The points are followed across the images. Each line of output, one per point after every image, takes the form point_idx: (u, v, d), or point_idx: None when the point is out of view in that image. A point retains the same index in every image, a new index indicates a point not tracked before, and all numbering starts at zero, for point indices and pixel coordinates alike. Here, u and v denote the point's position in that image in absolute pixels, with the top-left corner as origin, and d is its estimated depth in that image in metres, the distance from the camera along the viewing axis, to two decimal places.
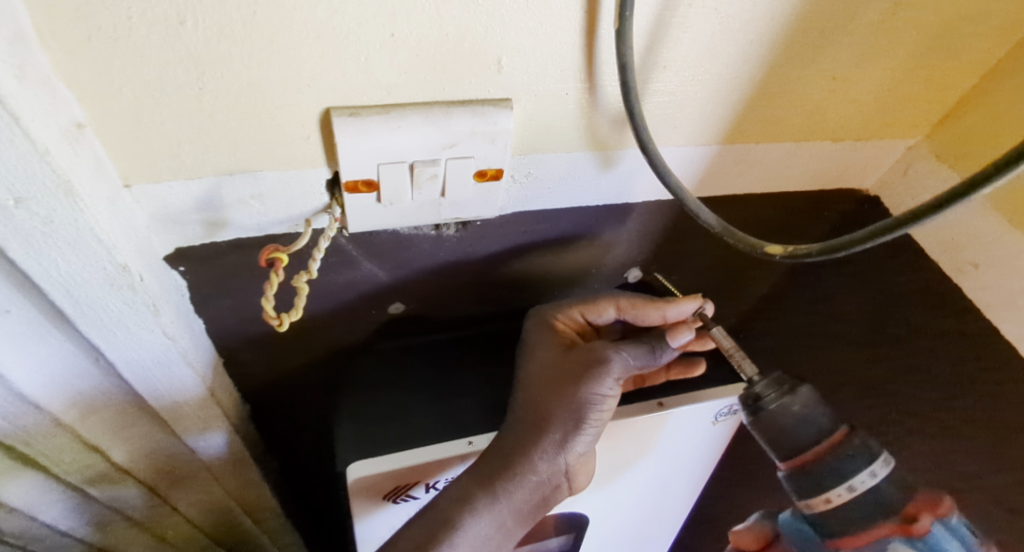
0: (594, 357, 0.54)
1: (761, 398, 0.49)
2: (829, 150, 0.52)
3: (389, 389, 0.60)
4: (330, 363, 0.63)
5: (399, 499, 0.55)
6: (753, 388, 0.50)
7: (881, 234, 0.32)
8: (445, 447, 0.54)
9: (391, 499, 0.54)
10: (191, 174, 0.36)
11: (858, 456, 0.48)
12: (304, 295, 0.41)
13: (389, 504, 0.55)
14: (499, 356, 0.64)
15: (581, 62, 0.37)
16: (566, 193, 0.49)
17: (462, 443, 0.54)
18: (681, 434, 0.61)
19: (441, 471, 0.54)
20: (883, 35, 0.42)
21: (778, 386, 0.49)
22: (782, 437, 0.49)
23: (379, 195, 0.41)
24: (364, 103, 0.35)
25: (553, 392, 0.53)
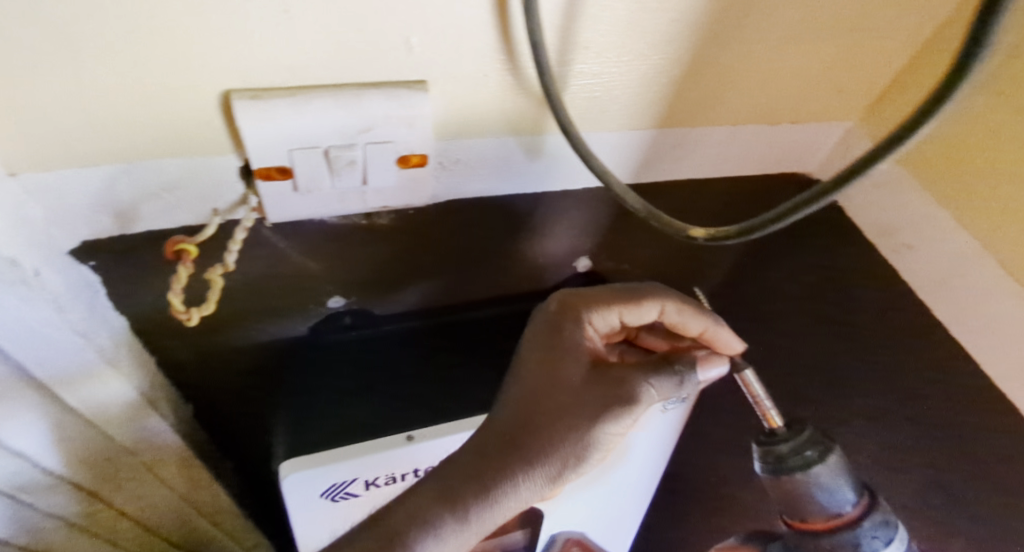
0: (623, 391, 0.48)
1: (783, 460, 0.51)
2: (766, 132, 0.51)
3: None
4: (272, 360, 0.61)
5: (338, 496, 0.53)
6: (776, 447, 0.52)
7: (809, 204, 0.30)
8: (383, 443, 0.52)
9: (330, 497, 0.52)
10: (84, 162, 0.34)
11: (860, 532, 0.51)
12: (218, 287, 0.39)
13: (328, 502, 0.53)
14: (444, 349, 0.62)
15: (497, 43, 0.35)
16: (501, 181, 0.48)
17: (400, 438, 0.52)
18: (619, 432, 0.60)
19: (381, 467, 0.52)
20: (809, 12, 0.41)
21: (814, 444, 0.52)
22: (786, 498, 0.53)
23: (295, 182, 0.39)
24: (266, 85, 0.34)
25: (563, 410, 0.46)
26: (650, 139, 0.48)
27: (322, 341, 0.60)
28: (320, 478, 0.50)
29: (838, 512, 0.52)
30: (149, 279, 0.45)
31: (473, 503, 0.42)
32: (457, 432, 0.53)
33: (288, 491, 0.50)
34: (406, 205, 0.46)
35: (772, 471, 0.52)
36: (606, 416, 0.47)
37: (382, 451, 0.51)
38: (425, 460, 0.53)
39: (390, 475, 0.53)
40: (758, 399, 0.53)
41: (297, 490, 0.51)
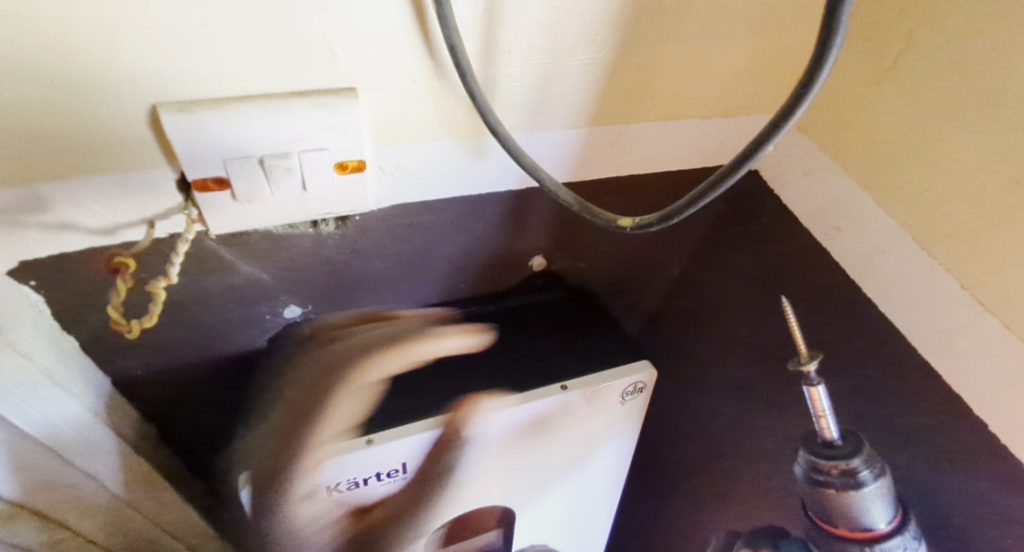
0: None
1: (842, 469, 0.44)
2: (699, 127, 0.53)
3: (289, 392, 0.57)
4: (233, 373, 0.61)
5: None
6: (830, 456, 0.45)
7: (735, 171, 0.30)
8: (344, 447, 0.51)
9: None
10: (15, 182, 0.35)
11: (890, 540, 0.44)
12: (161, 301, 0.40)
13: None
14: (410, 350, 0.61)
15: (419, 50, 0.37)
16: (444, 185, 0.49)
17: (361, 442, 0.52)
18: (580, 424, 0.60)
19: (342, 472, 0.52)
20: (721, 8, 0.43)
21: (871, 463, 0.44)
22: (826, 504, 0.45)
23: (233, 193, 0.40)
24: (193, 98, 0.34)
25: None
26: (586, 137, 0.50)
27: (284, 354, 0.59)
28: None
29: (867, 527, 0.44)
30: (96, 297, 0.46)
31: None
32: (418, 432, 0.53)
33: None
34: (351, 211, 0.47)
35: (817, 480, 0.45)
36: None
37: (342, 455, 0.51)
38: (389, 463, 0.53)
39: (353, 480, 0.53)
40: (821, 413, 0.45)
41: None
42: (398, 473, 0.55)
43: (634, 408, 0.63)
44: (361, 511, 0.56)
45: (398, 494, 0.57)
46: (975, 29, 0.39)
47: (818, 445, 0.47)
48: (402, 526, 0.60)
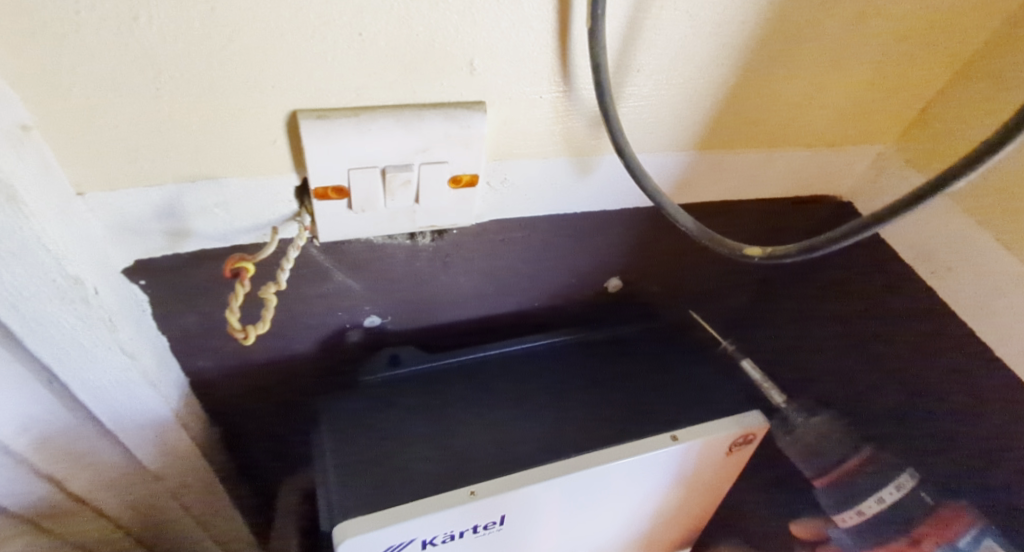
0: None
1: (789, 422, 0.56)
2: (800, 156, 0.52)
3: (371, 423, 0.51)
4: (302, 380, 0.61)
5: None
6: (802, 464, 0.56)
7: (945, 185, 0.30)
8: (444, 500, 0.46)
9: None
10: (149, 181, 0.35)
11: (883, 475, 0.51)
12: (272, 306, 0.39)
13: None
14: (497, 384, 0.55)
15: (555, 67, 0.36)
16: (544, 200, 0.49)
17: (462, 492, 0.46)
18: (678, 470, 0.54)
19: (440, 526, 0.46)
20: (850, 39, 0.43)
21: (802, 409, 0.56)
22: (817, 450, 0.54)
23: (349, 201, 0.40)
24: (331, 106, 0.34)
25: None
26: (689, 160, 0.49)
27: (367, 383, 0.54)
28: (375, 543, 0.45)
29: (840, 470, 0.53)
30: (195, 298, 0.45)
31: None
32: (522, 484, 0.47)
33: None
34: (451, 225, 0.46)
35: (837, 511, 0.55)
36: None
37: (444, 511, 0.45)
38: (488, 515, 0.48)
39: (447, 534, 0.48)
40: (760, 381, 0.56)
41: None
42: (494, 525, 0.50)
43: (740, 454, 0.56)
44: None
45: (483, 541, 0.51)
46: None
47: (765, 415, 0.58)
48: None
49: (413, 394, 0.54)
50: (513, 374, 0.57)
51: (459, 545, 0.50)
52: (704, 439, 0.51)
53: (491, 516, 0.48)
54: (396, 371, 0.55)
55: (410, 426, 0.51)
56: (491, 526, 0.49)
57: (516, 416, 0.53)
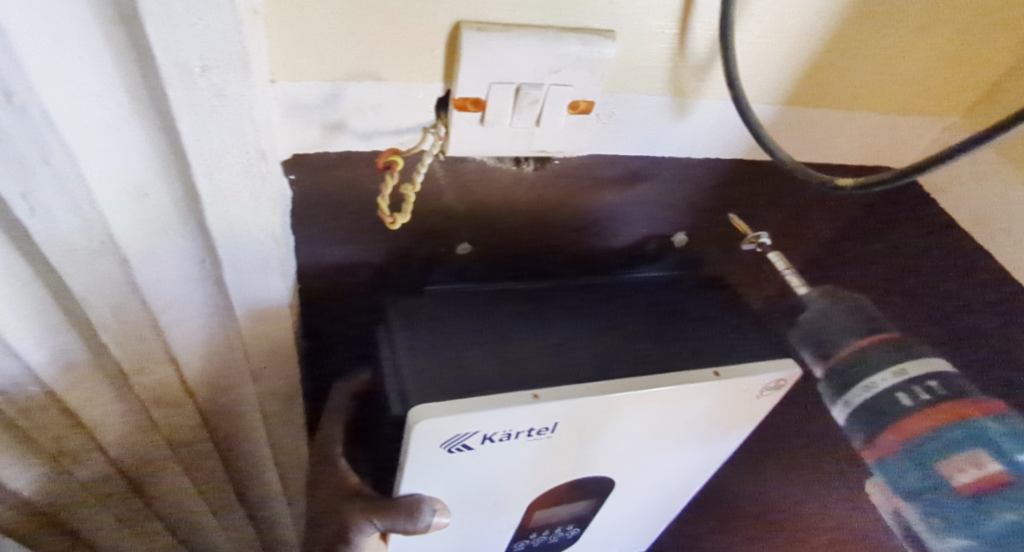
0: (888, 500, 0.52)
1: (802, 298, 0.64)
2: (878, 121, 0.56)
3: (442, 333, 0.55)
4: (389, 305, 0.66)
5: (455, 446, 0.50)
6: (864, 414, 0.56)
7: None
8: (510, 398, 0.48)
9: (448, 447, 0.49)
10: (327, 78, 0.41)
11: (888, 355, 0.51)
12: (412, 200, 0.45)
13: (442, 451, 0.50)
14: (561, 312, 0.59)
15: (681, 1, 0.42)
16: (640, 140, 0.54)
17: (527, 395, 0.48)
18: (720, 406, 0.57)
19: (501, 423, 0.49)
20: (941, 2, 0.47)
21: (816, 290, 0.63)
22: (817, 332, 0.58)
23: (482, 116, 0.45)
24: (490, 20, 0.40)
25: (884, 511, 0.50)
26: (777, 113, 0.53)
27: (433, 289, 0.62)
28: (448, 428, 0.47)
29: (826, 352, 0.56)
30: (328, 200, 0.51)
31: None
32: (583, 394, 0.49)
33: (414, 437, 0.47)
34: (559, 153, 0.51)
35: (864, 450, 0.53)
36: None
37: (512, 407, 0.48)
38: (544, 419, 0.50)
39: (506, 432, 0.50)
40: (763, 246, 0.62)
41: (422, 438, 0.47)
42: (546, 432, 0.52)
43: (767, 400, 0.59)
44: (495, 462, 0.54)
45: (531, 447, 0.54)
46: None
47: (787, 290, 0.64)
48: (517, 476, 0.58)
49: (478, 308, 0.59)
50: (573, 305, 0.60)
51: (509, 447, 0.53)
52: (745, 378, 0.54)
53: (546, 421, 0.51)
54: (456, 284, 0.62)
55: (480, 333, 0.55)
56: (543, 431, 0.52)
57: (576, 335, 0.56)
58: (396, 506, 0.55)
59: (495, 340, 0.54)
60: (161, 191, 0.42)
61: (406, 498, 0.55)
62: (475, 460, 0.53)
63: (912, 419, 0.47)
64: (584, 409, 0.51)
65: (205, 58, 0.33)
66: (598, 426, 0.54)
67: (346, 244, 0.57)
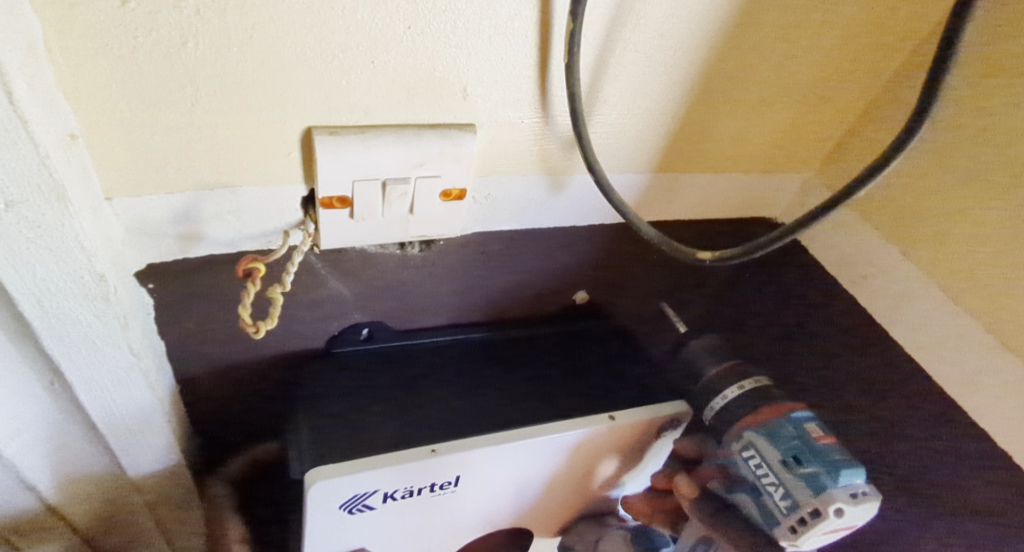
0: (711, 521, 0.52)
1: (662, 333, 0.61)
2: (746, 181, 0.59)
3: (352, 391, 0.56)
4: (275, 396, 0.60)
5: (356, 507, 0.50)
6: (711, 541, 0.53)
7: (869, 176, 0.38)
8: (408, 454, 0.50)
9: (348, 509, 0.50)
10: (171, 189, 0.38)
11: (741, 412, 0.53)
12: (280, 303, 0.42)
13: (346, 513, 0.50)
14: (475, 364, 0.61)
15: (535, 94, 0.42)
16: (521, 216, 0.54)
17: (425, 450, 0.50)
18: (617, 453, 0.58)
19: (400, 480, 0.50)
20: (781, 77, 0.49)
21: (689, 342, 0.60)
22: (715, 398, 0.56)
23: (351, 211, 0.43)
24: (343, 123, 0.39)
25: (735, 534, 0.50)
26: (652, 181, 0.54)
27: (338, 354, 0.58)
28: (345, 488, 0.48)
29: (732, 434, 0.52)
30: (196, 303, 0.48)
31: None
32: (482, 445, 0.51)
33: (310, 503, 0.48)
34: (439, 235, 0.50)
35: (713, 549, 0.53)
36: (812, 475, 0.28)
37: (406, 463, 0.49)
38: (446, 474, 0.51)
39: (407, 489, 0.51)
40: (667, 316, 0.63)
41: (319, 502, 0.48)
42: (450, 486, 0.53)
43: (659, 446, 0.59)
44: (397, 519, 0.54)
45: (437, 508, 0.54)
46: (1007, 125, 0.48)
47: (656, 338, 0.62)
48: (425, 533, 0.57)
49: (386, 368, 0.58)
50: (474, 359, 0.61)
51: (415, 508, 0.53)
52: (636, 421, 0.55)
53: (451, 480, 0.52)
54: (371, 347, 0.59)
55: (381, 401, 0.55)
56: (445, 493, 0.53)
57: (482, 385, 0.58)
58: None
59: (395, 408, 0.55)
60: None
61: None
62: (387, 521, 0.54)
63: (761, 412, 0.51)
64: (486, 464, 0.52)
65: (8, 193, 0.30)
66: (507, 472, 0.55)
67: (224, 346, 0.53)
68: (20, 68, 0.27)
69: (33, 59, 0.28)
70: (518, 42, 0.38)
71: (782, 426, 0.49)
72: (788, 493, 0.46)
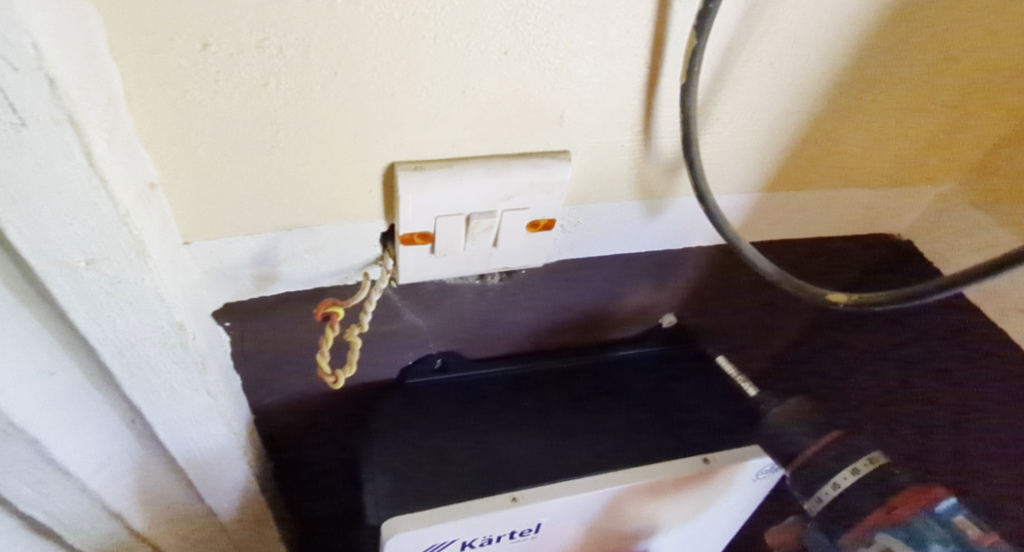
0: None
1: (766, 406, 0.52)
2: (865, 198, 0.52)
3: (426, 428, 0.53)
4: (347, 424, 0.58)
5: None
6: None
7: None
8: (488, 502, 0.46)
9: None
10: (249, 230, 0.36)
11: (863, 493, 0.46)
12: (358, 349, 0.40)
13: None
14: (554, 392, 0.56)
15: (640, 115, 0.37)
16: (611, 242, 0.49)
17: (505, 498, 0.46)
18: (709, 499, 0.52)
19: (480, 528, 0.46)
20: (921, 86, 0.43)
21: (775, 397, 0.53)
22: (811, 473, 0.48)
23: (433, 247, 0.40)
24: (428, 157, 0.35)
25: None
26: (759, 202, 0.48)
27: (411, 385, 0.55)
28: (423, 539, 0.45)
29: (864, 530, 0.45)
30: (272, 339, 0.46)
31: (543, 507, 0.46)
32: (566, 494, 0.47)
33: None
34: (524, 267, 0.46)
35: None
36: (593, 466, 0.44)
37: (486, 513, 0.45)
38: (527, 522, 0.47)
39: (486, 537, 0.47)
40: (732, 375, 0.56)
41: None
42: (530, 532, 0.48)
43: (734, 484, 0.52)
44: None
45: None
46: None
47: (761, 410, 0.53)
48: None
49: (461, 400, 0.55)
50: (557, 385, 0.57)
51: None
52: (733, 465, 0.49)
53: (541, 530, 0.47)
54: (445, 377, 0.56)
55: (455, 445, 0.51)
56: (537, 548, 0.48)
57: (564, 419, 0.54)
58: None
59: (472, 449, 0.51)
60: (71, 367, 0.37)
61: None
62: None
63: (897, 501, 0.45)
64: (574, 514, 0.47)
65: (88, 251, 0.28)
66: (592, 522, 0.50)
67: (299, 378, 0.51)
68: (99, 123, 0.24)
69: (112, 110, 0.25)
70: (626, 61, 0.34)
71: (934, 525, 0.44)
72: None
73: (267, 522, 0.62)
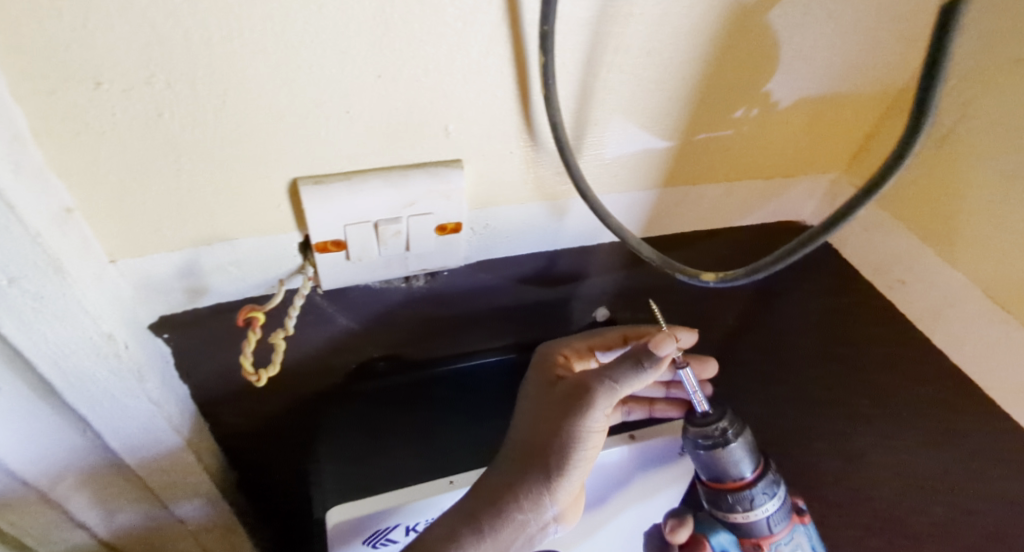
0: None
1: (721, 434, 0.52)
2: (761, 188, 0.56)
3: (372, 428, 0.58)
4: (300, 428, 0.62)
5: (379, 542, 0.55)
6: (710, 423, 0.53)
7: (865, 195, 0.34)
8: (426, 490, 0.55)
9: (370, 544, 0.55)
10: (170, 247, 0.40)
11: (732, 456, 0.52)
12: (281, 350, 0.44)
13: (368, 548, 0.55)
14: None
15: (520, 124, 0.41)
16: (524, 242, 0.53)
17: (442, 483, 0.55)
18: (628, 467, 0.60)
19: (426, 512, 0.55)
20: (788, 82, 0.46)
21: (733, 423, 0.53)
22: (739, 464, 0.53)
23: (347, 253, 0.44)
24: (328, 171, 0.39)
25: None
26: (657, 198, 0.52)
27: None
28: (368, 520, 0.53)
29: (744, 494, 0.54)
30: (212, 347, 0.50)
31: (583, 404, 0.50)
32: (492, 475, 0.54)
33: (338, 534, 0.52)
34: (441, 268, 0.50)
35: (702, 450, 0.53)
36: (620, 372, 0.50)
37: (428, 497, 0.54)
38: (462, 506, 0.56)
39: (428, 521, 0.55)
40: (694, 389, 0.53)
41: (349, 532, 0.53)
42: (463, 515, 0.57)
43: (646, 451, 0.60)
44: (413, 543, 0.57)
45: (588, 445, 0.52)
46: None
47: (702, 422, 0.53)
48: None
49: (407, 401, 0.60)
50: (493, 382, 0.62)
51: (573, 439, 0.51)
52: None
53: (599, 394, 0.50)
54: None
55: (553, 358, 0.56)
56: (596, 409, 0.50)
57: None
58: (507, 497, 0.50)
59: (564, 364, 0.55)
60: (16, 382, 0.41)
61: (524, 487, 0.50)
62: (545, 443, 0.51)
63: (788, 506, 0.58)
64: (628, 381, 0.50)
65: (9, 272, 0.32)
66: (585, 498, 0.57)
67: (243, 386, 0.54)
68: (4, 158, 0.28)
69: (18, 147, 0.30)
70: (493, 76, 0.37)
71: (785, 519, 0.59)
72: (770, 536, 0.56)
73: (234, 527, 0.65)
